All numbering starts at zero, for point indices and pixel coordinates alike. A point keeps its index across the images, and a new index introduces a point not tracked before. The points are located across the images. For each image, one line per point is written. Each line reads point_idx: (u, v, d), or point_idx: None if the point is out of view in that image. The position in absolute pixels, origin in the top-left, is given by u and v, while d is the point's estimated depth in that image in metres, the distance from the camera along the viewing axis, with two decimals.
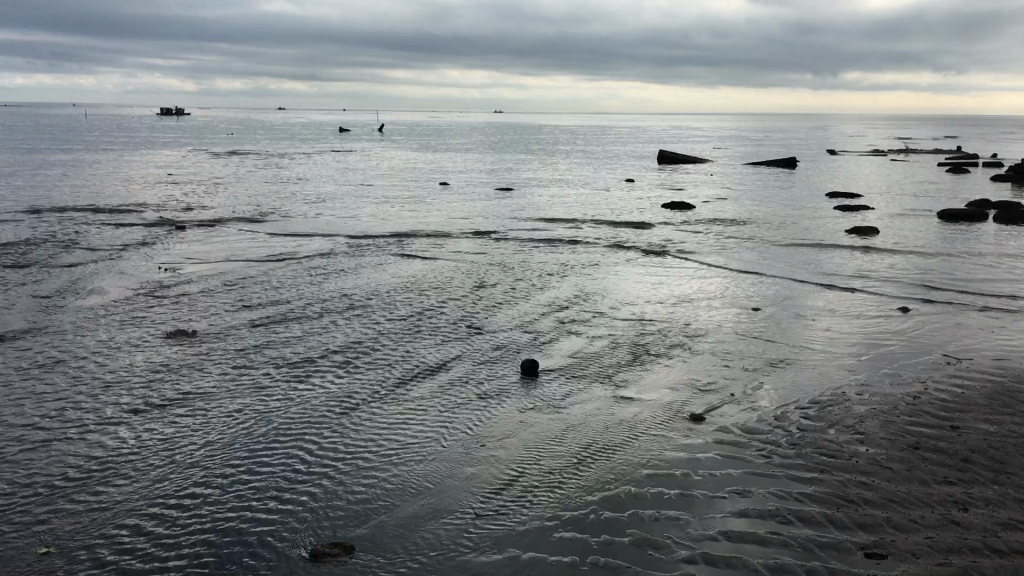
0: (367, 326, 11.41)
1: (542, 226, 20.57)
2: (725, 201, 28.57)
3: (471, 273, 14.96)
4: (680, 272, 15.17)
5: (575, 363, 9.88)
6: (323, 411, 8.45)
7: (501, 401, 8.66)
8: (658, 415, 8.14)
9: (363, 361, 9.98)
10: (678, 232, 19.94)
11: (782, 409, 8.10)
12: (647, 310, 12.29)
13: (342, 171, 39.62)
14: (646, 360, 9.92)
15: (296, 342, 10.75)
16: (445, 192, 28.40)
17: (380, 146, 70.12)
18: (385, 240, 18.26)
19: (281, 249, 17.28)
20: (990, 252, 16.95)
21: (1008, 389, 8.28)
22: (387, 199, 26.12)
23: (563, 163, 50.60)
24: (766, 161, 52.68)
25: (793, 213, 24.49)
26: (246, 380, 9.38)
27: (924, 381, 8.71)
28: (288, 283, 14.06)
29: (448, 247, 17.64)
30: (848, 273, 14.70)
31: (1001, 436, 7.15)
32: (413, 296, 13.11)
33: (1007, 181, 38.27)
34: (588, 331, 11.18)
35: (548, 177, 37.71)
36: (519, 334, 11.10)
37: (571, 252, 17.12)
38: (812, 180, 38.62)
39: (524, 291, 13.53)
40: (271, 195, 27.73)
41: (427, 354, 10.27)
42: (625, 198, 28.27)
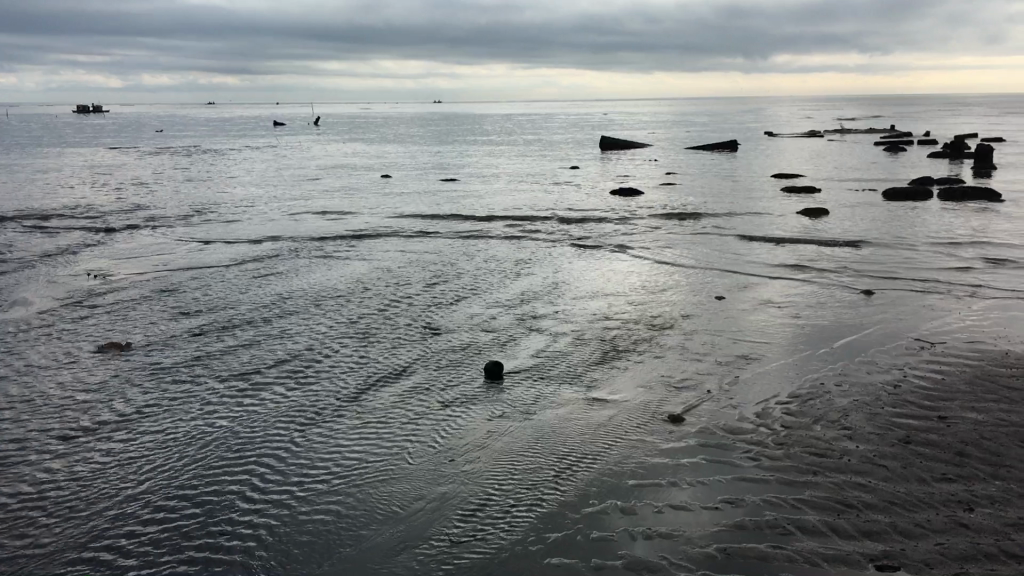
0: (318, 332, 10.94)
1: (488, 220, 20.20)
2: (670, 188, 28.51)
3: (422, 271, 14.54)
4: (636, 264, 14.95)
5: (540, 363, 9.55)
6: (279, 429, 7.99)
7: (466, 409, 8.29)
8: (635, 417, 7.87)
9: (315, 371, 9.51)
10: (627, 222, 19.74)
11: (763, 405, 7.88)
12: (609, 305, 12.03)
13: (278, 167, 38.71)
14: (614, 358, 9.65)
15: (242, 352, 10.23)
16: (389, 188, 27.83)
17: (318, 139, 68.77)
18: (327, 240, 17.73)
19: (218, 251, 16.64)
20: (940, 234, 17.07)
21: (988, 373, 8.17)
22: (330, 196, 25.52)
23: (504, 152, 50.30)
24: (707, 145, 53.00)
25: (739, 199, 24.50)
26: (194, 396, 8.87)
27: (901, 368, 8.58)
28: (229, 287, 13.48)
29: (395, 244, 17.17)
30: (803, 260, 14.65)
31: (991, 425, 7.02)
32: (365, 298, 12.66)
33: (944, 157, 38.97)
34: (550, 328, 10.86)
35: (492, 168, 37.33)
36: (478, 334, 10.73)
37: (522, 247, 16.79)
38: (754, 164, 38.89)
39: (480, 289, 13.17)
40: (205, 194, 26.86)
41: (383, 359, 9.84)
42: (572, 188, 28.04)
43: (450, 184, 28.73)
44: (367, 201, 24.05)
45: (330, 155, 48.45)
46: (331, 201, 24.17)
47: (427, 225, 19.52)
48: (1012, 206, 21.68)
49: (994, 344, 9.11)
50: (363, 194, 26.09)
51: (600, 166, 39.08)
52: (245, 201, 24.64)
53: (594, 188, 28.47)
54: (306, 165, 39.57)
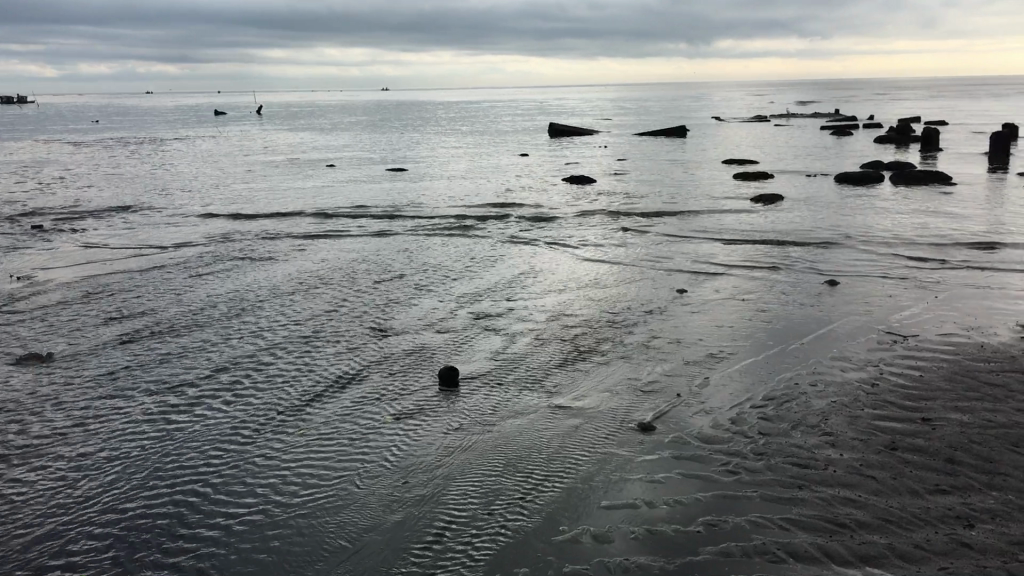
0: (262, 337, 10.42)
1: (435, 215, 19.73)
2: (620, 176, 28.25)
3: (369, 269, 14.07)
4: (589, 259, 14.65)
5: (499, 366, 9.17)
6: (219, 450, 7.48)
7: (419, 421, 7.86)
8: (603, 426, 7.54)
9: (257, 381, 8.99)
10: (577, 215, 19.44)
11: (737, 410, 7.60)
12: (568, 301, 11.69)
13: (217, 158, 37.70)
14: (575, 360, 9.29)
15: (178, 360, 9.69)
16: (337, 180, 27.19)
17: (261, 130, 67.25)
18: (268, 238, 17.14)
19: (152, 250, 15.96)
20: (895, 223, 17.08)
21: (966, 369, 7.99)
22: (275, 190, 24.83)
23: (450, 141, 49.75)
24: (655, 131, 53.04)
25: (690, 187, 24.36)
26: (125, 414, 8.30)
27: (876, 364, 8.37)
28: (162, 289, 12.89)
29: (340, 241, 16.65)
30: (759, 253, 14.49)
31: (978, 427, 6.81)
32: (313, 299, 12.14)
33: (890, 141, 39.36)
34: (507, 328, 10.47)
35: (441, 158, 36.83)
36: (430, 337, 10.29)
37: (472, 242, 16.38)
38: (703, 150, 38.87)
39: (432, 287, 12.74)
40: (138, 188, 25.93)
41: (330, 367, 9.35)
42: (523, 179, 27.67)
43: (398, 176, 28.19)
44: (310, 195, 23.40)
45: (272, 145, 47.43)
46: (275, 196, 23.48)
47: (376, 221, 19.02)
48: (962, 191, 21.89)
49: (966, 336, 8.95)
50: (310, 187, 25.44)
51: (550, 154, 38.79)
52: (185, 196, 23.86)
53: (545, 177, 28.13)
54: (247, 156, 38.64)
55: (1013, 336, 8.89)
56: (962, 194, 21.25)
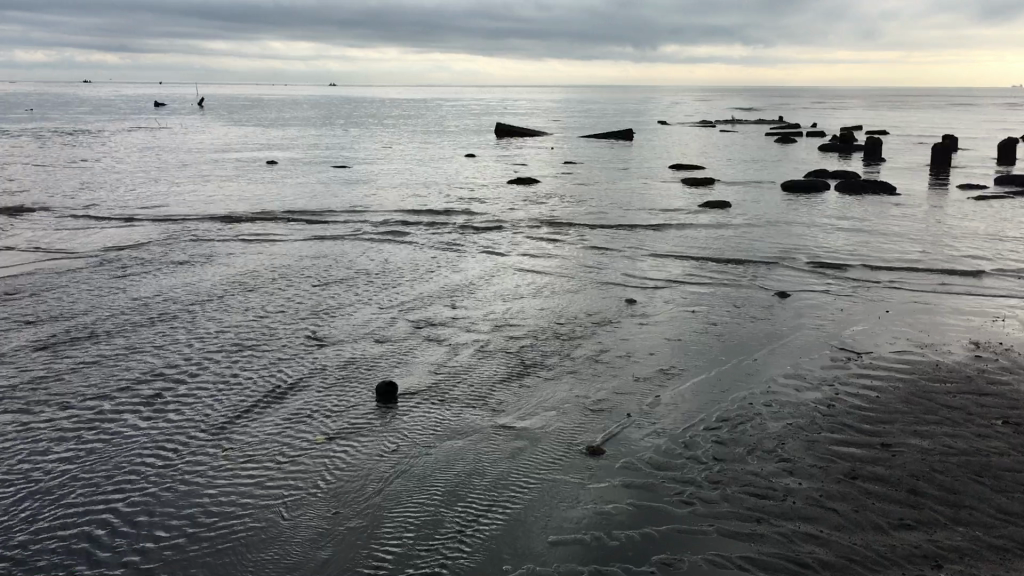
0: (189, 346, 9.94)
1: (377, 217, 19.30)
2: (566, 179, 28.07)
3: (307, 273, 13.63)
4: (533, 266, 14.40)
5: (442, 380, 8.85)
6: (135, 474, 7.03)
7: (352, 442, 7.48)
8: (552, 449, 7.26)
9: (182, 396, 8.53)
10: (521, 220, 19.19)
11: (690, 433, 7.38)
12: (514, 310, 11.42)
13: (151, 152, 36.67)
14: (519, 374, 9.01)
15: (98, 371, 9.19)
16: (279, 178, 26.60)
17: (202, 123, 65.96)
18: (201, 238, 16.58)
19: (76, 250, 15.30)
20: (840, 236, 17.14)
21: (923, 390, 7.89)
22: (213, 187, 24.16)
23: (396, 139, 49.20)
24: (602, 134, 53.09)
25: (636, 192, 24.29)
26: (35, 432, 7.81)
27: (832, 384, 8.24)
28: (84, 291, 12.31)
29: (276, 243, 16.17)
30: (707, 265, 14.39)
31: (939, 455, 6.67)
32: (248, 304, 11.68)
33: (834, 149, 39.86)
34: (450, 339, 10.15)
35: (387, 157, 36.34)
36: (369, 347, 9.92)
37: (414, 246, 16.02)
38: (650, 154, 38.90)
39: (373, 293, 12.36)
40: (66, 182, 24.99)
41: (262, 379, 8.92)
42: (469, 180, 27.35)
43: (343, 176, 27.70)
44: (247, 194, 22.78)
45: (211, 139, 46.36)
46: (213, 194, 22.85)
47: (319, 223, 18.56)
48: (906, 202, 22.13)
49: (921, 354, 8.89)
50: (250, 185, 24.84)
51: (498, 154, 38.54)
52: (118, 192, 23.09)
53: (491, 179, 27.87)
54: (185, 151, 37.68)
55: (967, 355, 8.85)
56: (905, 206, 21.53)
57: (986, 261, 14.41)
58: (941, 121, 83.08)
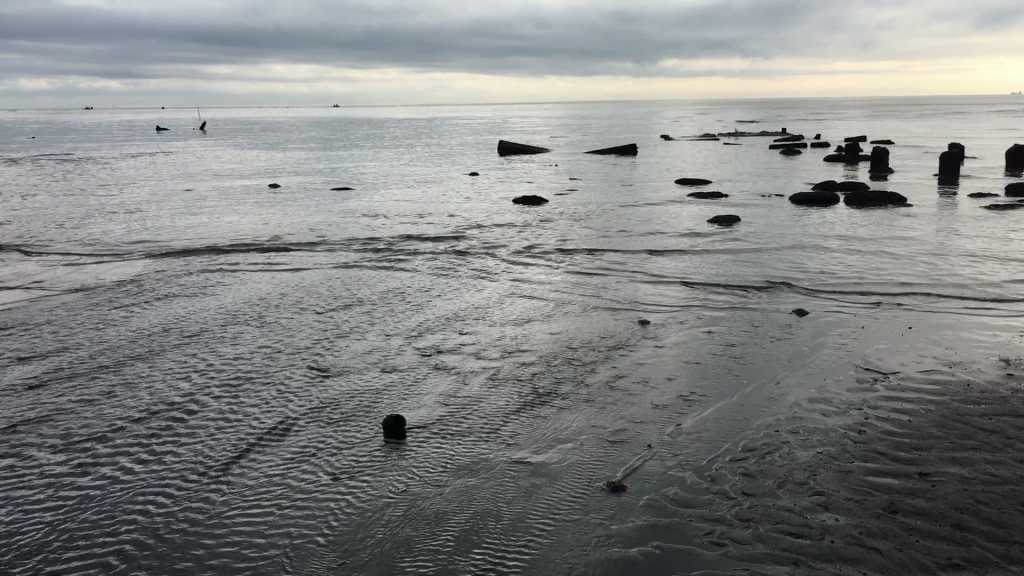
0: (190, 380, 9.75)
1: (380, 242, 19.18)
2: (569, 197, 27.94)
3: (309, 301, 13.48)
4: (540, 288, 14.25)
5: (454, 411, 8.64)
6: (132, 523, 6.79)
7: (359, 482, 7.24)
8: (571, 485, 7.02)
9: (182, 435, 8.32)
10: (525, 241, 19.04)
11: (716, 466, 7.14)
12: (524, 335, 11.23)
13: (151, 179, 36.63)
14: (532, 403, 8.79)
15: (93, 409, 9.00)
16: (282, 204, 26.55)
17: (203, 148, 66.20)
18: (200, 268, 16.45)
19: (73, 283, 15.17)
20: (852, 250, 16.98)
21: (957, 413, 7.68)
22: (215, 215, 24.08)
23: (397, 160, 49.14)
24: (605, 150, 53.10)
25: (640, 209, 24.15)
26: (29, 478, 7.60)
27: (860, 408, 8.04)
28: (79, 326, 12.15)
29: (277, 271, 16.04)
30: (716, 283, 14.23)
31: (981, 484, 6.44)
32: (250, 335, 11.50)
33: (839, 160, 39.75)
34: (459, 367, 9.95)
35: (390, 178, 36.29)
36: (375, 377, 9.71)
37: (418, 271, 15.87)
38: (654, 170, 38.80)
39: (377, 320, 12.19)
40: (65, 213, 24.93)
41: (264, 415, 8.70)
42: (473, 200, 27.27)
43: (346, 200, 27.63)
44: (248, 222, 22.69)
45: (213, 164, 46.36)
46: (216, 222, 22.76)
47: (323, 249, 18.44)
48: (916, 214, 21.98)
49: (949, 374, 8.70)
50: (253, 212, 24.77)
51: (502, 173, 38.48)
52: (120, 222, 23.02)
53: (496, 199, 27.77)
54: (184, 177, 37.66)
55: (999, 373, 8.65)
56: (917, 218, 21.35)
57: (1003, 273, 14.24)
58: (945, 130, 83.03)
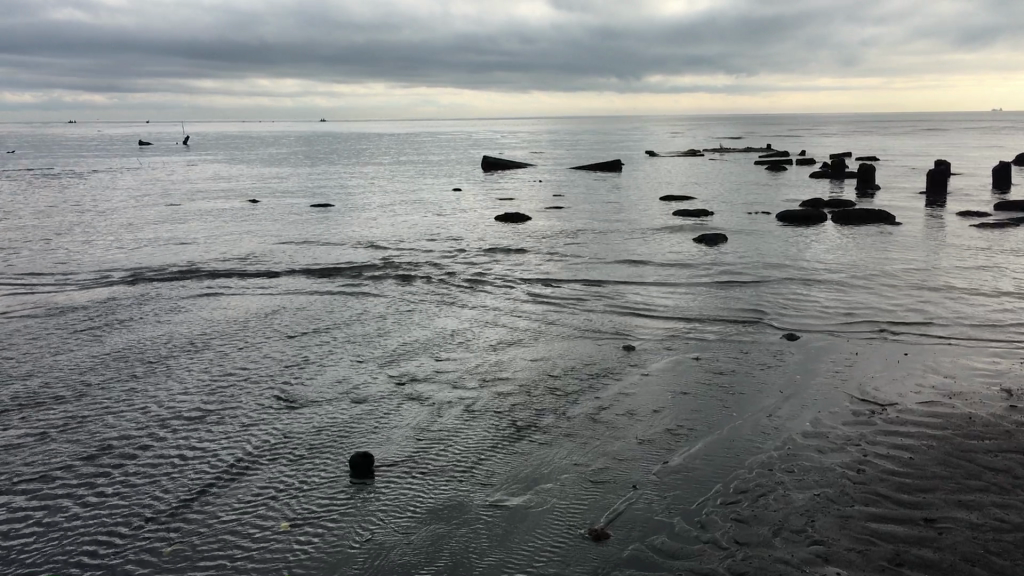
0: (146, 414, 9.43)
1: (357, 264, 18.90)
2: (552, 216, 27.74)
3: (281, 326, 13.19)
4: (520, 312, 14.03)
5: (429, 448, 8.33)
6: (75, 571, 6.43)
7: (322, 529, 6.88)
8: (549, 531, 6.70)
9: (132, 476, 7.95)
10: (505, 263, 18.81)
11: (704, 510, 6.84)
12: (503, 363, 10.97)
13: (129, 196, 36.24)
14: (510, 439, 8.49)
15: (43, 446, 8.65)
16: (261, 224, 26.29)
17: (184, 163, 65.73)
18: (169, 291, 16.14)
19: (37, 308, 14.83)
20: (838, 273, 16.84)
21: (959, 451, 7.48)
22: (190, 236, 23.76)
23: (380, 176, 48.87)
24: (590, 166, 52.99)
25: (623, 230, 23.98)
26: None
27: (858, 444, 7.83)
28: (38, 354, 11.83)
29: (250, 295, 15.75)
30: (698, 307, 14.04)
31: (990, 532, 6.19)
32: (215, 363, 11.21)
33: (825, 177, 39.77)
34: (435, 398, 9.67)
35: (372, 196, 36.09)
36: (345, 409, 9.42)
37: (394, 295, 15.61)
38: (639, 186, 38.68)
39: (350, 346, 11.92)
40: (37, 233, 24.52)
41: (222, 452, 8.38)
42: (455, 219, 27.11)
43: (326, 219, 27.40)
44: (223, 243, 22.38)
45: (193, 180, 45.96)
46: (191, 243, 22.47)
47: (298, 271, 18.15)
48: (903, 234, 21.88)
49: (950, 406, 8.53)
50: (231, 232, 24.50)
51: (486, 190, 38.37)
52: (92, 242, 22.69)
53: (478, 218, 27.54)
54: (163, 194, 37.28)
55: (1001, 406, 8.49)
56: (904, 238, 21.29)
57: (993, 297, 14.11)
58: (930, 145, 83.77)
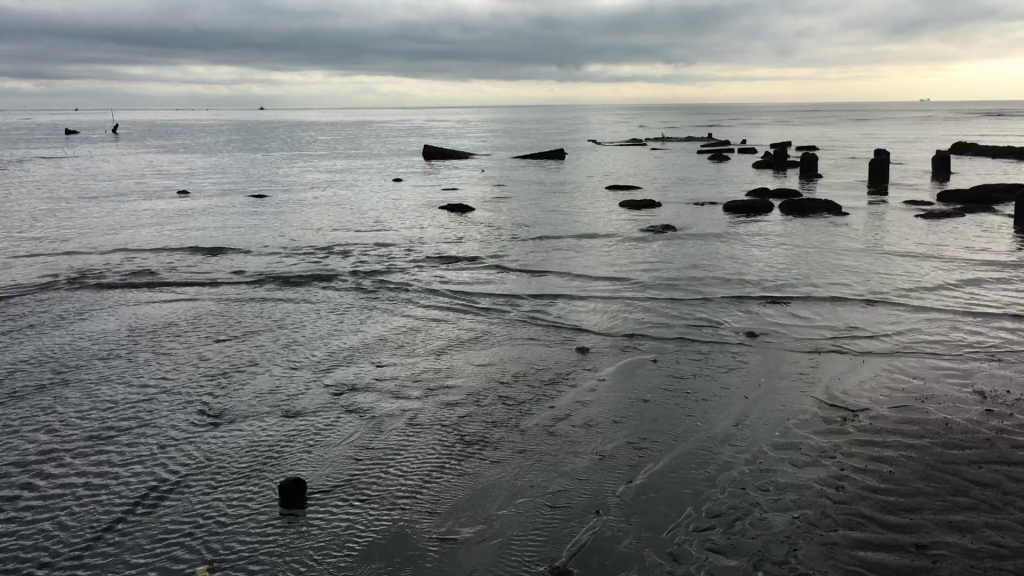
0: (50, 435, 8.84)
1: (291, 264, 18.35)
2: (495, 209, 27.37)
3: (208, 331, 12.68)
4: (463, 312, 13.73)
5: (369, 470, 7.94)
6: None
7: (253, 568, 6.39)
8: (497, 564, 6.32)
9: (27, 511, 7.33)
10: (446, 261, 18.45)
11: (674, 537, 6.54)
12: (449, 369, 10.69)
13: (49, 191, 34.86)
14: (457, 457, 8.14)
15: None
16: (192, 222, 25.46)
17: (110, 152, 63.67)
18: (87, 295, 15.43)
19: None
20: (785, 270, 16.89)
21: (940, 463, 7.52)
22: (113, 235, 22.83)
23: (318, 167, 47.84)
24: (533, 155, 52.68)
25: (566, 226, 23.75)
26: None
27: (835, 456, 7.79)
28: None
29: (174, 298, 15.13)
30: (647, 305, 13.91)
31: (983, 557, 6.08)
32: (133, 373, 10.67)
33: (767, 167, 40.09)
34: (378, 410, 9.32)
35: (310, 188, 35.32)
36: (275, 425, 9.00)
37: (329, 296, 15.16)
38: (582, 176, 38.48)
39: (281, 352, 11.47)
40: None
41: (132, 479, 7.85)
42: (397, 214, 26.62)
43: (263, 216, 26.69)
44: (149, 243, 21.56)
45: (119, 173, 44.41)
46: (116, 243, 21.61)
47: (227, 273, 17.53)
48: (847, 228, 22.05)
49: (925, 413, 8.70)
50: (159, 230, 23.66)
51: (428, 181, 37.84)
52: (8, 244, 21.67)
53: (419, 212, 27.03)
54: (86, 189, 35.90)
55: (978, 411, 8.71)
56: (847, 231, 21.45)
57: (943, 296, 14.26)
58: (865, 133, 85.16)
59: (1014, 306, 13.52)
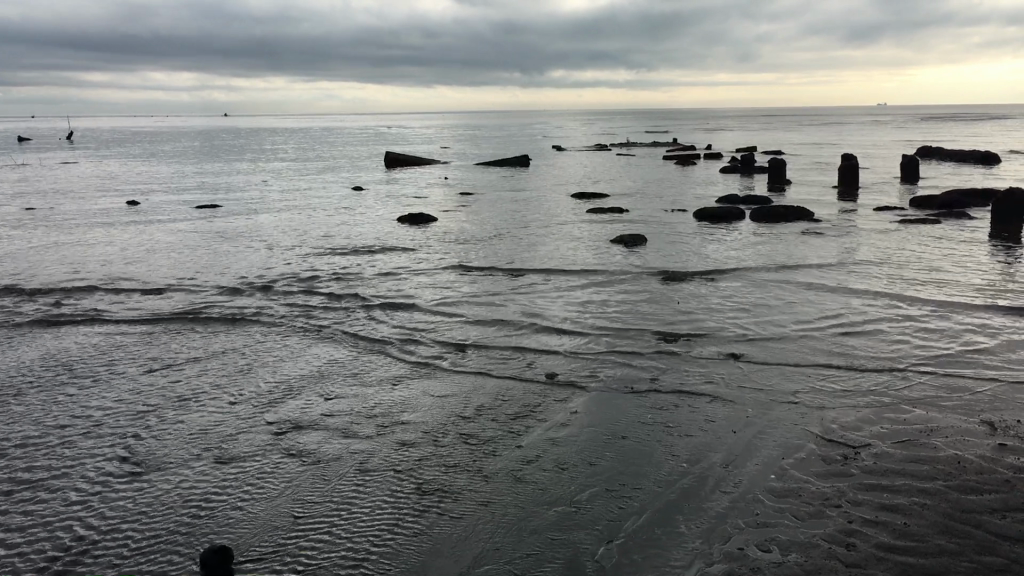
0: None
1: (242, 293, 17.72)
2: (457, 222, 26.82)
3: (143, 366, 12.02)
4: (424, 339, 13.20)
5: (312, 529, 7.32)
6: None
7: None
8: None
9: None
10: (405, 287, 17.91)
11: None
12: (408, 403, 10.12)
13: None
14: (412, 512, 7.53)
15: None
16: (141, 247, 24.72)
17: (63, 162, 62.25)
18: (19, 330, 14.70)
19: None
20: (756, 297, 16.56)
21: (960, 513, 7.07)
22: (55, 264, 22.03)
23: (277, 179, 47.02)
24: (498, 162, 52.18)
25: (530, 240, 23.28)
26: None
27: (841, 504, 7.32)
28: None
29: (109, 330, 14.45)
30: (615, 334, 13.48)
31: None
32: (50, 416, 10.01)
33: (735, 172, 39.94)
34: (327, 454, 8.70)
35: (269, 204, 34.59)
36: (206, 474, 8.37)
37: (279, 325, 14.56)
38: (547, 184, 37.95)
39: (226, 388, 10.82)
40: None
41: (35, 545, 7.21)
42: (358, 233, 25.98)
43: (217, 239, 25.94)
44: (92, 272, 20.79)
45: (69, 187, 43.26)
46: (57, 272, 20.84)
47: (171, 303, 16.84)
48: (820, 242, 21.80)
49: (934, 450, 8.28)
50: (107, 258, 22.90)
51: (392, 193, 37.10)
52: None
53: (379, 228, 26.38)
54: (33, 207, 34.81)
55: (990, 447, 8.33)
56: (818, 248, 21.17)
57: (923, 324, 13.99)
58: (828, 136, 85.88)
59: (999, 331, 13.24)
